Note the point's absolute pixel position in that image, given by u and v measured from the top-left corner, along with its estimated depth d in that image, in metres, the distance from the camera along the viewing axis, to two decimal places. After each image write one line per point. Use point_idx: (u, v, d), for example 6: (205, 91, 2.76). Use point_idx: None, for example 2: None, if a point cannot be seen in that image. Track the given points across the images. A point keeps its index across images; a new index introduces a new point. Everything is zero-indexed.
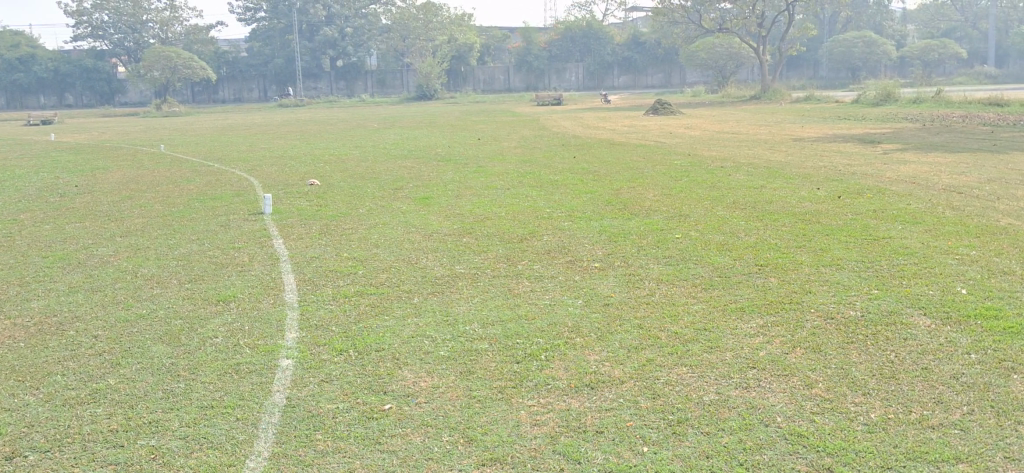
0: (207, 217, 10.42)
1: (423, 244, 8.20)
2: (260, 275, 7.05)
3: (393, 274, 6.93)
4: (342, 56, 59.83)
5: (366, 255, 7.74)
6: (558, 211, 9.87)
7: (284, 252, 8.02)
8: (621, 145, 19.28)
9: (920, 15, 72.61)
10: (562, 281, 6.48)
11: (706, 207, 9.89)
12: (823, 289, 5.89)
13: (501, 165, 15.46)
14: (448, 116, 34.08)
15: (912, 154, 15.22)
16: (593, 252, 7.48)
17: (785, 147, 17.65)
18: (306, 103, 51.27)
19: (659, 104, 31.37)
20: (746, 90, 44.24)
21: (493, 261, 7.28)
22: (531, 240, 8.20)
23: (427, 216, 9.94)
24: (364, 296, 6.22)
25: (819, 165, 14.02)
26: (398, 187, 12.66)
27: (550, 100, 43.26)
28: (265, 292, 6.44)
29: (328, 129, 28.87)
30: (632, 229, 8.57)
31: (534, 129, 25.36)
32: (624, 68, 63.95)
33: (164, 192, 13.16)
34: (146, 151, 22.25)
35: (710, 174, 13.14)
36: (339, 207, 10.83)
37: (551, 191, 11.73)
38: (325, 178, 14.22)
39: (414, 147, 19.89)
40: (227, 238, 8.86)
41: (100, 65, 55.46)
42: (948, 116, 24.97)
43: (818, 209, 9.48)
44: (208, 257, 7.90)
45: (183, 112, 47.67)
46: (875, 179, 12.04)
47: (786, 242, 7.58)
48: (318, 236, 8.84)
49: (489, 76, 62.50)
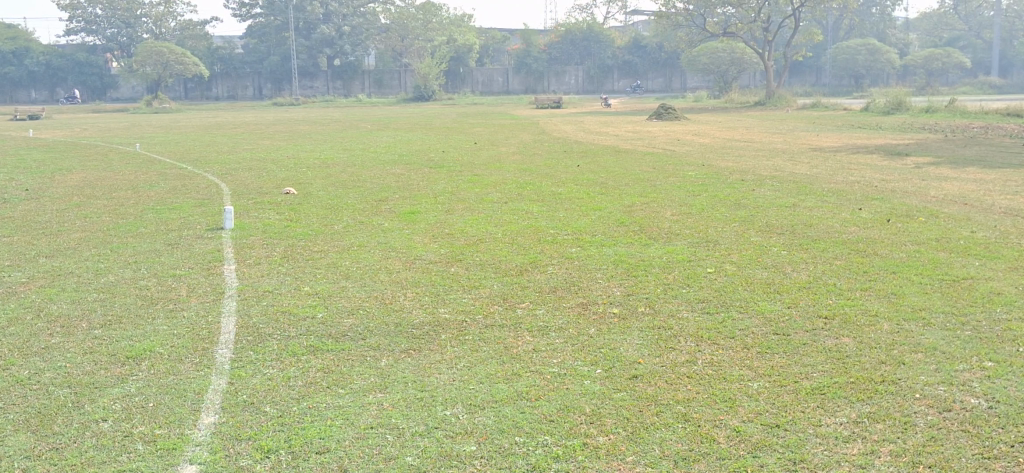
0: (156, 232, 9.01)
1: (402, 275, 6.75)
2: (192, 318, 5.62)
3: (361, 319, 5.50)
4: (340, 56, 57.57)
5: (331, 290, 6.32)
6: (562, 233, 8.48)
7: (231, 283, 6.57)
8: (628, 153, 17.83)
9: (924, 24, 71.09)
10: (573, 337, 5.05)
11: (736, 230, 8.47)
12: (922, 361, 4.46)
13: (498, 174, 14.09)
14: (445, 119, 32.70)
15: (949, 170, 13.76)
16: (609, 292, 6.07)
17: (807, 158, 16.24)
18: (301, 102, 49.91)
19: (663, 109, 30.09)
20: (749, 96, 42.83)
21: (486, 304, 5.85)
22: (532, 273, 6.76)
23: (411, 236, 8.54)
24: (319, 355, 4.78)
25: (849, 180, 12.59)
26: (382, 199, 11.29)
27: (549, 104, 41.79)
28: (192, 346, 5.01)
29: (318, 129, 27.64)
30: (654, 260, 7.12)
31: (532, 133, 23.80)
32: (624, 72, 62.32)
33: (120, 200, 11.70)
34: (121, 150, 20.84)
35: (731, 188, 11.77)
36: (311, 223, 9.42)
37: (555, 207, 10.35)
38: (303, 186, 12.83)
39: (406, 152, 18.44)
40: (168, 262, 7.42)
41: (93, 59, 53.70)
42: (970, 127, 23.60)
43: (871, 236, 8.06)
44: (137, 289, 6.46)
45: (173, 108, 46.17)
46: (918, 198, 10.60)
47: (848, 283, 6.16)
48: (278, 261, 7.40)
49: (487, 79, 60.24)
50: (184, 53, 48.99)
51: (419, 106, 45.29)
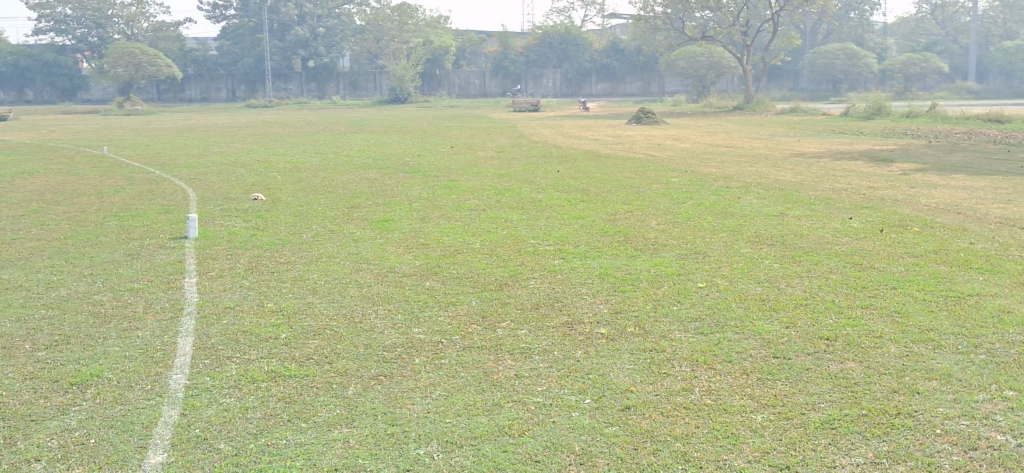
0: (116, 241, 8.56)
1: (374, 290, 6.35)
2: (145, 338, 5.18)
3: (329, 340, 5.10)
4: (314, 57, 56.95)
5: (298, 306, 5.90)
6: (543, 244, 8.11)
7: (191, 299, 6.14)
8: (608, 158, 17.52)
9: (901, 29, 71.23)
10: (558, 361, 4.68)
11: (725, 241, 8.13)
12: (938, 390, 4.12)
13: (475, 180, 13.72)
14: (422, 121, 32.26)
15: (936, 177, 13.51)
16: (596, 310, 5.69)
17: (791, 165, 15.96)
18: (276, 104, 49.33)
19: (642, 113, 29.80)
20: (728, 100, 42.68)
21: (464, 322, 5.46)
22: (513, 287, 6.38)
23: (384, 246, 8.15)
24: (283, 383, 4.38)
25: (836, 187, 12.32)
26: (355, 205, 10.89)
27: (527, 107, 41.45)
28: (143, 371, 4.58)
29: (292, 132, 27.17)
30: (641, 274, 6.76)
31: (511, 137, 23.42)
32: (602, 75, 62.27)
33: (81, 206, 11.25)
34: (87, 152, 20.26)
35: (717, 196, 11.45)
36: (279, 232, 9.00)
37: (535, 215, 9.97)
38: (273, 191, 12.39)
39: (381, 156, 18.03)
40: (125, 275, 6.97)
41: (62, 59, 52.79)
42: (953, 133, 23.40)
43: (866, 247, 7.73)
44: (89, 305, 6.02)
45: (146, 111, 45.40)
46: (909, 207, 10.31)
47: (846, 300, 5.82)
48: (243, 274, 6.97)
49: (464, 81, 60.62)
50: (157, 53, 48.22)
51: (396, 109, 44.80)
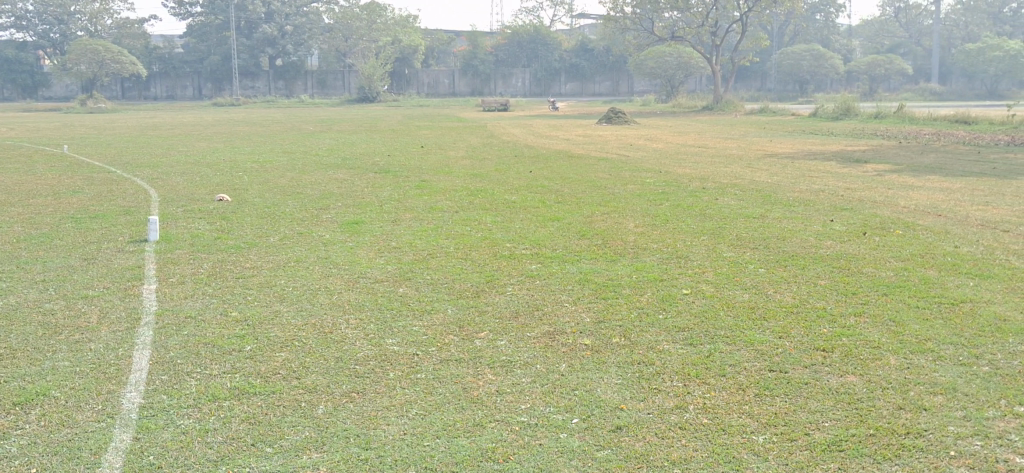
0: (72, 245, 8.17)
1: (344, 297, 6.03)
2: (99, 352, 4.83)
3: (297, 353, 4.78)
4: (281, 55, 56.77)
5: (263, 316, 5.58)
6: (518, 247, 7.82)
7: (149, 307, 5.79)
8: (581, 158, 17.28)
9: (866, 30, 71.77)
10: (542, 375, 4.40)
11: (707, 245, 7.90)
12: (946, 406, 3.88)
13: (447, 180, 13.44)
14: (391, 120, 31.92)
15: (912, 178, 13.40)
16: (578, 319, 5.42)
17: (765, 165, 15.81)
18: (242, 103, 48.64)
19: (613, 113, 29.62)
20: (697, 100, 42.63)
21: (440, 333, 5.16)
22: (490, 294, 6.09)
23: (354, 249, 7.83)
24: (246, 401, 4.07)
25: (813, 189, 12.16)
26: (324, 207, 10.55)
27: (496, 106, 41.17)
28: (95, 388, 4.24)
29: (259, 130, 26.74)
30: (623, 279, 6.51)
31: (481, 136, 23.14)
32: (571, 75, 62.18)
33: (37, 207, 10.81)
34: (47, 151, 19.72)
35: (693, 197, 11.24)
36: (244, 234, 8.66)
37: (509, 216, 9.71)
38: (238, 192, 12.00)
39: (350, 155, 17.69)
40: (80, 281, 6.61)
41: (23, 56, 51.75)
42: (922, 133, 23.42)
43: (850, 251, 7.54)
44: (41, 314, 5.66)
45: (110, 109, 44.53)
46: (889, 209, 10.13)
47: (838, 307, 5.59)
48: (206, 280, 6.62)
49: (433, 80, 59.99)
50: (120, 50, 47.37)
51: (364, 108, 44.35)
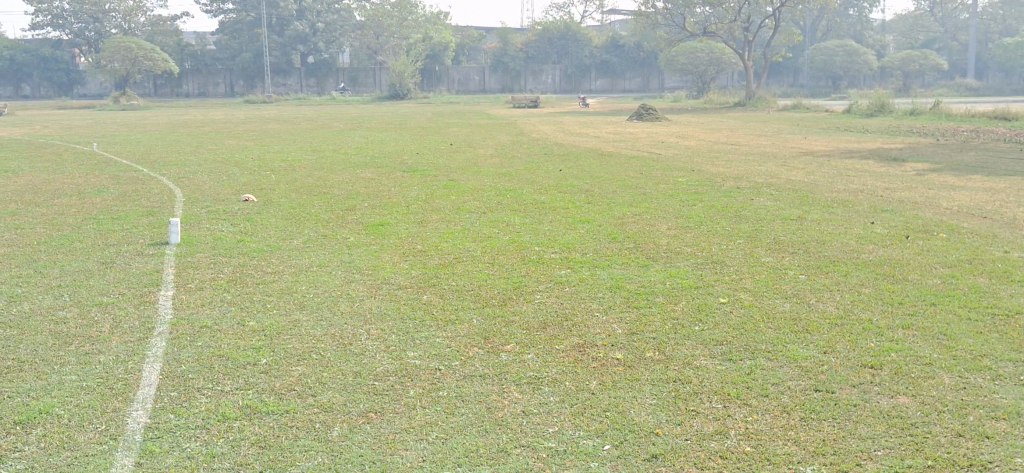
0: (92, 248, 7.99)
1: (366, 306, 5.80)
2: (108, 366, 4.62)
3: (314, 368, 4.55)
4: (313, 53, 56.90)
5: (282, 325, 5.35)
6: (548, 251, 7.58)
7: (164, 316, 5.59)
8: (612, 156, 16.98)
9: (900, 25, 70.70)
10: (572, 395, 4.13)
11: (743, 249, 7.60)
12: (1011, 433, 3.57)
13: (475, 179, 13.22)
14: (421, 118, 31.72)
15: (953, 177, 12.98)
16: (610, 330, 5.15)
17: (800, 164, 15.42)
18: (274, 100, 48.67)
19: (644, 109, 29.25)
20: (729, 97, 42.09)
21: (464, 345, 4.91)
22: (517, 302, 5.83)
23: (379, 253, 7.60)
24: (256, 422, 3.84)
25: (851, 188, 11.80)
26: (350, 208, 10.35)
27: (526, 103, 40.90)
28: (99, 406, 4.04)
29: (289, 128, 26.66)
30: (656, 286, 6.23)
31: (510, 134, 22.92)
32: (601, 71, 61.58)
33: (61, 207, 10.68)
34: (77, 149, 19.67)
35: (728, 198, 10.91)
36: (268, 237, 8.47)
37: (538, 218, 9.46)
38: (264, 193, 11.81)
39: (378, 154, 17.53)
40: (96, 287, 6.44)
41: (59, 54, 52.11)
42: (959, 130, 22.90)
43: (895, 256, 7.20)
44: (53, 322, 5.48)
45: (143, 106, 44.67)
46: (931, 210, 9.74)
47: (885, 319, 5.27)
48: (225, 286, 6.42)
49: (464, 77, 59.82)
50: (152, 47, 47.50)
51: (395, 105, 44.21)
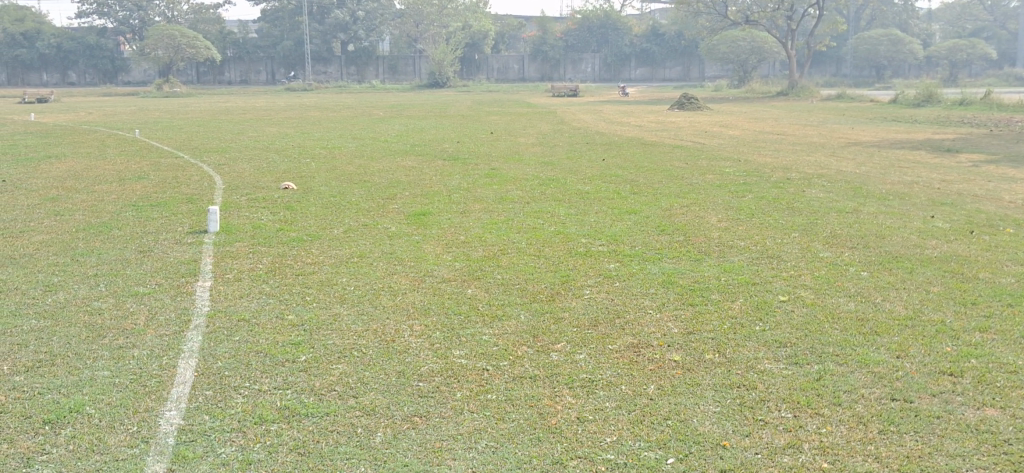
0: (130, 236, 7.85)
1: (408, 300, 5.56)
2: (142, 362, 4.41)
3: (356, 366, 4.32)
4: (353, 41, 56.93)
5: (321, 320, 5.14)
6: (595, 244, 7.30)
7: (201, 309, 5.40)
8: (656, 146, 16.65)
9: (947, 14, 69.28)
10: (630, 400, 3.88)
11: (799, 243, 7.27)
12: None
13: (517, 168, 12.97)
14: (461, 106, 31.51)
15: (1012, 169, 12.51)
16: (665, 329, 4.87)
17: (851, 154, 14.98)
18: (314, 88, 48.71)
19: (686, 99, 28.82)
20: (772, 86, 41.41)
21: (512, 344, 4.66)
22: (566, 298, 5.57)
23: (421, 244, 7.37)
24: (296, 425, 3.63)
25: (907, 180, 11.39)
26: (391, 196, 10.14)
27: (565, 92, 40.54)
28: (132, 406, 3.85)
29: (329, 115, 26.58)
30: (711, 282, 5.93)
31: (551, 123, 22.64)
32: (641, 59, 60.95)
33: (102, 194, 10.59)
34: (119, 136, 19.72)
35: (779, 189, 10.58)
36: (307, 225, 8.29)
37: (584, 208, 9.18)
38: (304, 180, 11.64)
39: (418, 142, 17.34)
40: (133, 277, 6.26)
41: (103, 41, 52.56)
42: (1012, 121, 22.22)
43: (962, 252, 6.84)
44: (88, 314, 5.30)
45: (185, 94, 44.87)
46: (994, 204, 9.34)
47: (960, 322, 4.94)
48: (263, 277, 6.23)
49: (502, 65, 60.01)
50: (195, 35, 47.68)
51: (434, 93, 44.05)
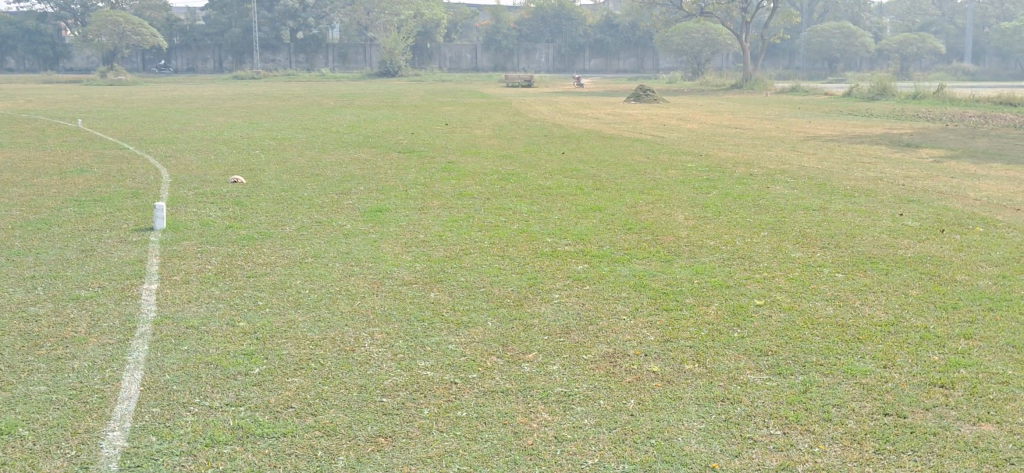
0: (70, 233, 7.45)
1: (368, 304, 5.28)
2: (80, 376, 4.08)
3: (314, 379, 4.04)
4: (303, 28, 56.06)
5: (275, 327, 4.84)
6: (561, 243, 7.06)
7: (146, 315, 5.06)
8: (615, 139, 16.47)
9: (897, 8, 70.03)
10: (609, 415, 3.64)
11: (769, 242, 7.11)
12: None
13: (475, 162, 12.68)
14: (414, 95, 31.10)
15: (973, 165, 12.51)
16: (641, 337, 4.64)
17: (811, 149, 14.91)
18: (263, 77, 47.92)
19: (641, 91, 28.73)
20: (726, 79, 41.51)
21: (480, 353, 4.40)
22: (534, 302, 5.32)
23: (379, 243, 7.09)
24: (251, 446, 3.34)
25: (871, 176, 11.33)
26: (345, 191, 9.81)
27: (519, 82, 40.25)
28: (72, 425, 3.53)
29: (279, 105, 26.07)
30: (684, 285, 5.73)
31: (506, 114, 22.39)
32: (596, 50, 61.05)
33: (41, 187, 10.12)
34: (60, 125, 19.09)
35: (743, 185, 10.44)
36: (259, 222, 7.95)
37: (546, 204, 8.94)
38: (255, 173, 11.26)
39: (373, 133, 16.98)
40: (74, 279, 5.89)
41: (43, 26, 51.19)
42: (966, 115, 22.42)
43: (935, 252, 6.71)
44: (24, 321, 4.94)
45: (130, 81, 43.89)
46: (959, 201, 9.27)
47: (943, 327, 4.78)
48: (214, 278, 5.90)
49: (455, 55, 59.79)
50: (140, 21, 46.60)
51: (386, 83, 43.54)
